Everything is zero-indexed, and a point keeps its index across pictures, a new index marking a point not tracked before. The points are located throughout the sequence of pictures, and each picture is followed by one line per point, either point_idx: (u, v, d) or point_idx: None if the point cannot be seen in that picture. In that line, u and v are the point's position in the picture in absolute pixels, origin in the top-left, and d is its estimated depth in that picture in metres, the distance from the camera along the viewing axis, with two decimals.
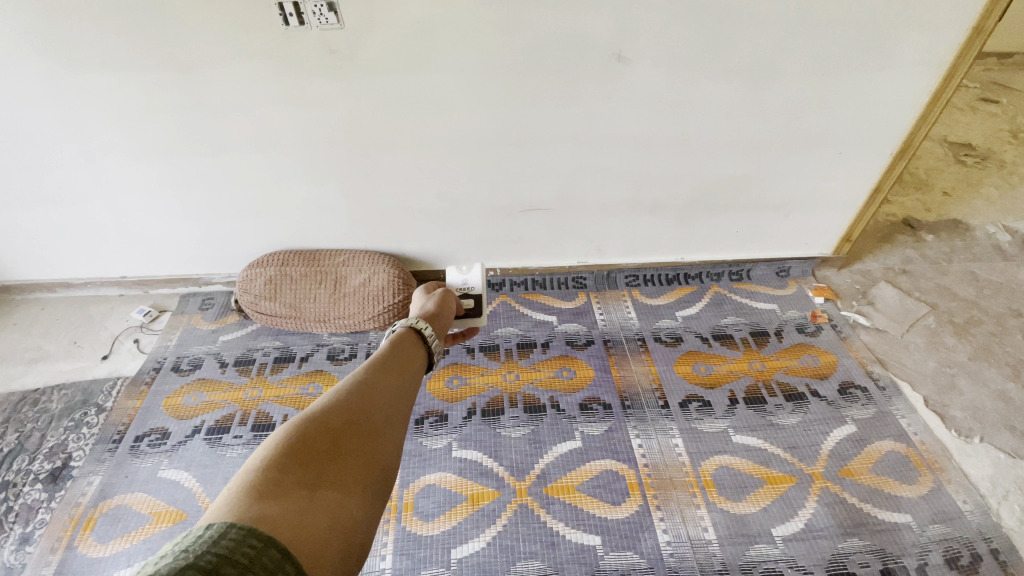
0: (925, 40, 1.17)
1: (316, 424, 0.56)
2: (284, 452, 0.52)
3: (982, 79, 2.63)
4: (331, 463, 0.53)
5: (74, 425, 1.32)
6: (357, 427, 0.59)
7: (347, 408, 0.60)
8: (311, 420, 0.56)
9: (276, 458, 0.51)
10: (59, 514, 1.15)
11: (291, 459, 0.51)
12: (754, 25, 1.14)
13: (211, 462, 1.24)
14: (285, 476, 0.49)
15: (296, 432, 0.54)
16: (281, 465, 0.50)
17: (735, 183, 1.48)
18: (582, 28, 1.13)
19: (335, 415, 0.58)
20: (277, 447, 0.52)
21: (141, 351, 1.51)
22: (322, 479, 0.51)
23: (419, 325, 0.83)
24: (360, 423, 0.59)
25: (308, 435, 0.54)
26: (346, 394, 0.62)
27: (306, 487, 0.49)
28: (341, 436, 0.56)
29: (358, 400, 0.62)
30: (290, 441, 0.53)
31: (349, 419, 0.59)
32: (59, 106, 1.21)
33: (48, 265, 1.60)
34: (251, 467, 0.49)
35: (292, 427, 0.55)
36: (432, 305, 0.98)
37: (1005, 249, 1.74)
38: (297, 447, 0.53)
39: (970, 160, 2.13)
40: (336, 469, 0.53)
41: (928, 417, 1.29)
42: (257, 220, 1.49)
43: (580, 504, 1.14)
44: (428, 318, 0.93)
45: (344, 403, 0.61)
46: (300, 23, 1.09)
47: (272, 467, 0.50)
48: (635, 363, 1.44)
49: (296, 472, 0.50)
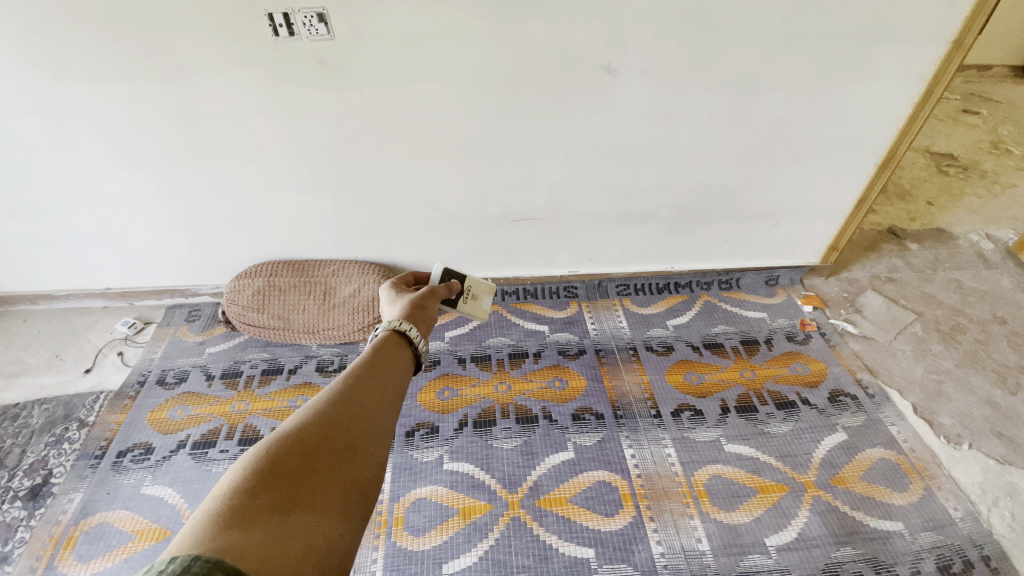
0: (908, 52, 1.19)
1: (289, 442, 0.55)
2: (254, 475, 0.50)
3: (963, 91, 2.70)
4: (305, 483, 0.52)
5: (55, 441, 1.29)
6: (333, 442, 0.57)
7: (323, 423, 0.59)
8: (284, 439, 0.55)
9: (247, 481, 0.50)
10: (39, 532, 1.11)
11: (261, 482, 0.50)
12: (742, 37, 1.15)
13: (197, 477, 1.21)
14: (255, 500, 0.48)
15: (268, 452, 0.53)
16: (251, 489, 0.49)
17: (724, 193, 1.49)
18: (571, 39, 1.14)
19: (309, 431, 0.57)
20: (247, 469, 0.51)
21: (125, 363, 1.48)
22: (294, 501, 0.50)
23: (401, 327, 0.82)
24: (336, 437, 0.58)
25: (280, 455, 0.53)
26: (323, 408, 0.61)
27: (276, 512, 0.48)
28: (316, 453, 0.55)
29: (335, 413, 0.61)
30: (261, 463, 0.52)
31: (326, 434, 0.58)
32: (43, 115, 1.20)
33: (31, 277, 1.57)
34: (219, 494, 0.48)
35: (263, 447, 0.54)
36: (413, 301, 0.96)
37: (988, 256, 1.77)
38: (269, 469, 0.51)
39: (952, 169, 2.18)
40: (310, 489, 0.52)
41: (917, 424, 1.29)
42: (245, 230, 1.48)
43: (573, 516, 1.13)
44: (413, 315, 0.92)
45: (321, 417, 0.60)
46: (290, 33, 1.09)
47: (241, 492, 0.48)
48: (627, 373, 1.44)
49: (266, 496, 0.49)
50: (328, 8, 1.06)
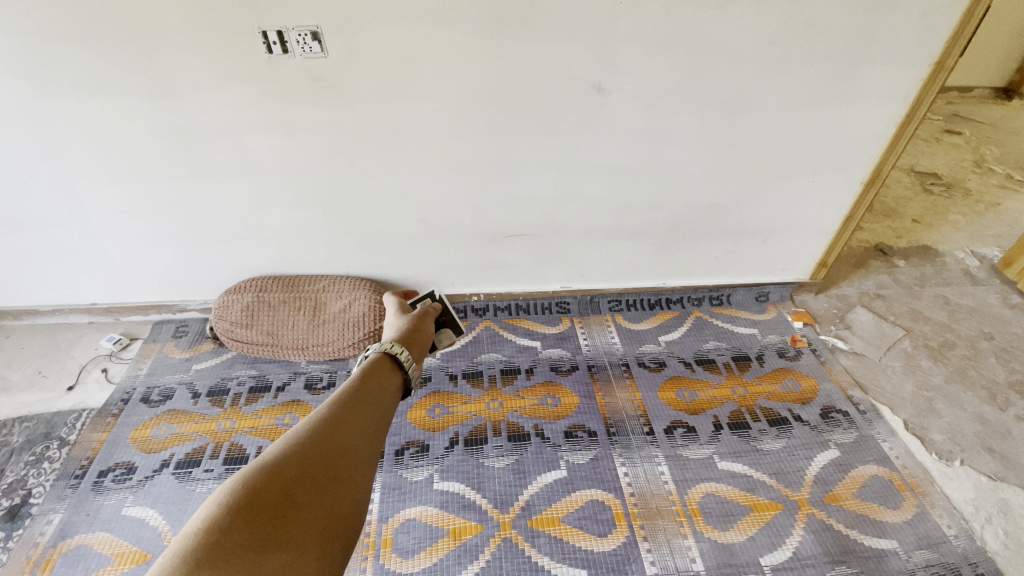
0: (891, 74, 1.22)
1: (269, 474, 0.54)
2: (230, 510, 0.49)
3: (945, 112, 2.76)
4: (283, 518, 0.51)
5: (34, 460, 1.25)
6: (315, 475, 0.56)
7: (305, 453, 0.57)
8: (263, 472, 0.54)
9: (222, 517, 0.48)
10: (16, 554, 1.08)
11: (237, 518, 0.49)
12: (730, 58, 1.17)
13: (179, 498, 1.18)
14: (228, 538, 0.47)
15: (245, 486, 0.52)
16: (225, 526, 0.48)
17: (714, 211, 1.50)
18: (562, 60, 1.15)
19: (290, 462, 0.56)
20: (222, 505, 0.50)
21: (110, 380, 1.45)
22: (270, 540, 0.49)
23: (394, 350, 0.81)
24: (319, 468, 0.57)
25: (259, 489, 0.52)
26: (306, 436, 0.60)
27: (252, 551, 0.47)
28: (296, 487, 0.54)
29: (319, 442, 0.60)
30: (237, 497, 0.50)
31: (308, 465, 0.56)
32: (33, 128, 1.19)
33: (16, 292, 1.55)
34: (192, 530, 0.47)
35: (241, 479, 0.52)
36: (408, 325, 0.97)
37: (974, 274, 1.80)
38: (245, 505, 0.50)
39: (937, 188, 2.22)
40: (288, 526, 0.50)
41: (908, 440, 1.29)
42: (235, 246, 1.47)
43: (566, 537, 1.11)
44: (405, 339, 0.91)
45: (303, 446, 0.58)
46: (284, 51, 1.09)
47: (215, 529, 0.47)
48: (619, 390, 1.43)
49: (240, 534, 0.48)
50: (322, 27, 1.07)
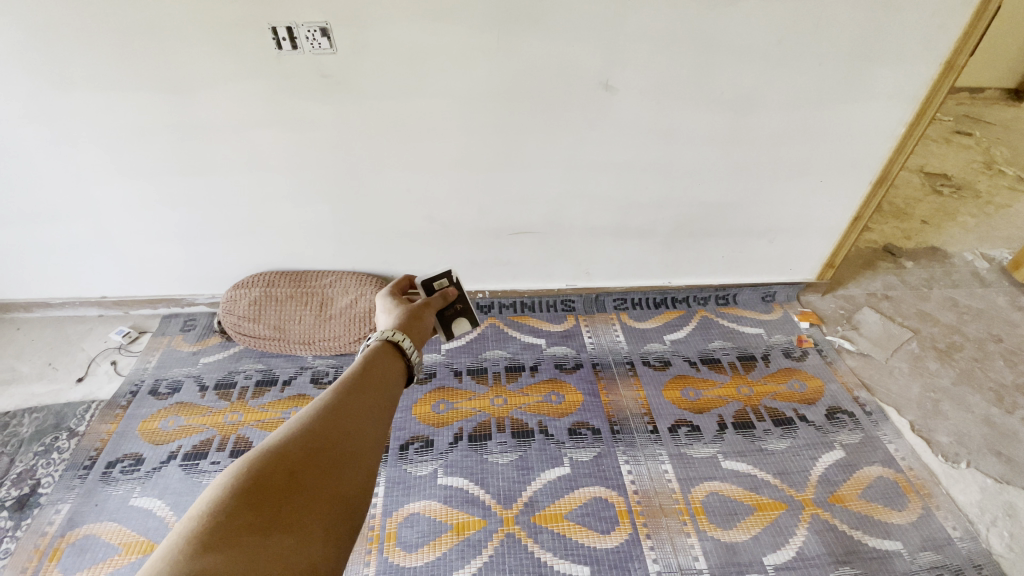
0: (901, 73, 1.21)
1: (273, 458, 0.54)
2: (233, 494, 0.50)
3: (956, 113, 2.74)
4: (287, 501, 0.51)
5: (44, 450, 1.27)
6: (318, 459, 0.57)
7: (308, 438, 0.58)
8: (267, 456, 0.54)
9: (226, 500, 0.49)
10: (24, 543, 1.09)
11: (240, 501, 0.49)
12: (739, 56, 1.17)
13: (186, 489, 1.19)
14: (232, 521, 0.47)
15: (249, 471, 0.52)
16: (229, 509, 0.48)
17: (721, 210, 1.50)
18: (570, 57, 1.15)
19: (293, 447, 0.56)
20: (226, 488, 0.50)
21: (118, 373, 1.47)
22: (275, 522, 0.49)
23: (394, 338, 0.81)
24: (323, 453, 0.57)
25: (262, 473, 0.53)
26: (309, 422, 0.60)
27: (256, 533, 0.47)
28: (299, 471, 0.54)
29: (322, 428, 0.60)
30: (241, 481, 0.51)
31: (311, 450, 0.57)
32: (45, 123, 1.20)
33: (27, 285, 1.56)
34: (196, 513, 0.48)
35: (245, 462, 0.53)
36: (408, 311, 0.96)
37: (983, 275, 1.78)
38: (249, 488, 0.51)
39: (946, 189, 2.20)
40: (292, 510, 0.51)
41: (914, 442, 1.29)
42: (242, 240, 1.48)
43: (569, 533, 1.11)
44: (406, 327, 0.91)
45: (307, 431, 0.59)
46: (293, 47, 1.10)
47: (220, 512, 0.48)
48: (624, 388, 1.43)
49: (245, 516, 0.48)
50: (332, 23, 1.07)
